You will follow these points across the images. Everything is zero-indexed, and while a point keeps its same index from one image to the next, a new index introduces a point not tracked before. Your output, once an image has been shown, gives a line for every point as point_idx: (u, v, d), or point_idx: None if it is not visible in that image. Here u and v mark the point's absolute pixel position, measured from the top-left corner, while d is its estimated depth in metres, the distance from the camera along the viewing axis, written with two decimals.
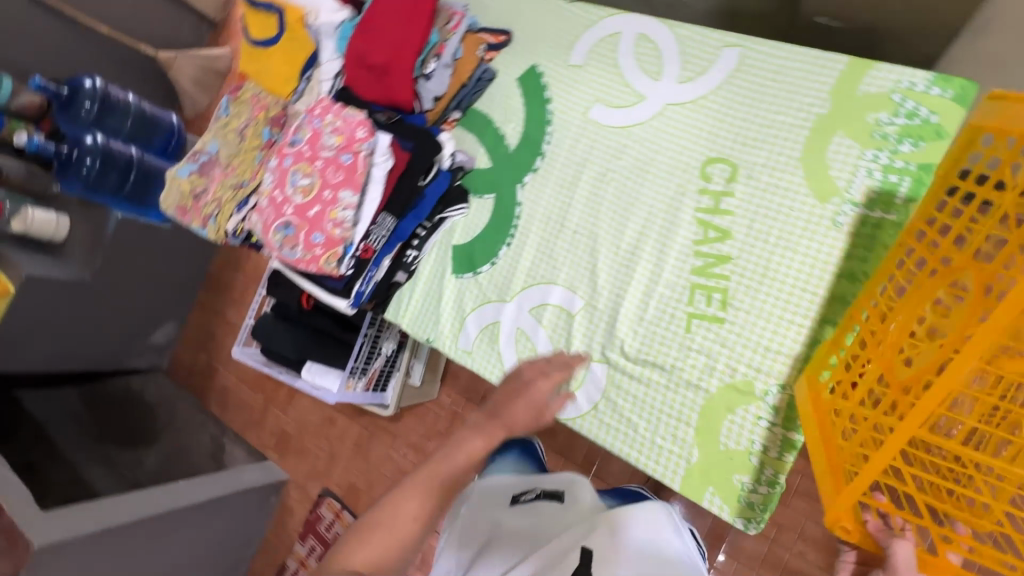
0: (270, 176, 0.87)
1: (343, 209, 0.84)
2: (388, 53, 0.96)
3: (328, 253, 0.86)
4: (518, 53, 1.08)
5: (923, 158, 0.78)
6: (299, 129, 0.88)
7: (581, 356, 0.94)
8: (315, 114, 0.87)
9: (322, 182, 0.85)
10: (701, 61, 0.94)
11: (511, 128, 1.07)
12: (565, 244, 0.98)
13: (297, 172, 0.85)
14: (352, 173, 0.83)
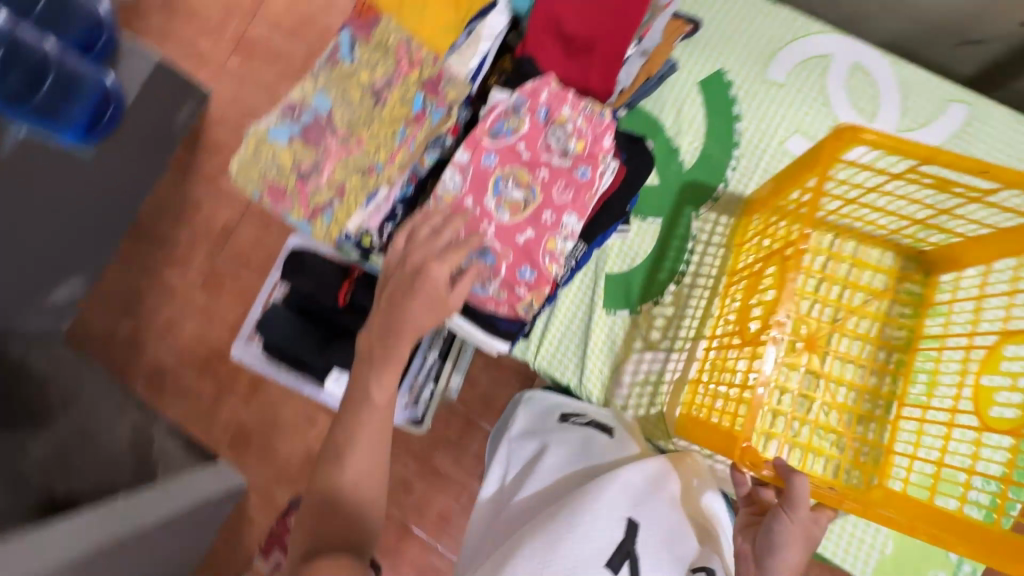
0: (459, 177, 0.63)
1: (567, 240, 0.62)
2: (598, 26, 0.73)
3: (529, 295, 0.64)
4: (705, 50, 0.90)
5: None
6: (507, 117, 0.63)
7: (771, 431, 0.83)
8: (536, 100, 0.63)
9: (541, 201, 0.62)
10: (923, 110, 0.85)
11: (691, 147, 0.90)
12: None
13: (507, 181, 0.63)
14: (585, 196, 0.62)
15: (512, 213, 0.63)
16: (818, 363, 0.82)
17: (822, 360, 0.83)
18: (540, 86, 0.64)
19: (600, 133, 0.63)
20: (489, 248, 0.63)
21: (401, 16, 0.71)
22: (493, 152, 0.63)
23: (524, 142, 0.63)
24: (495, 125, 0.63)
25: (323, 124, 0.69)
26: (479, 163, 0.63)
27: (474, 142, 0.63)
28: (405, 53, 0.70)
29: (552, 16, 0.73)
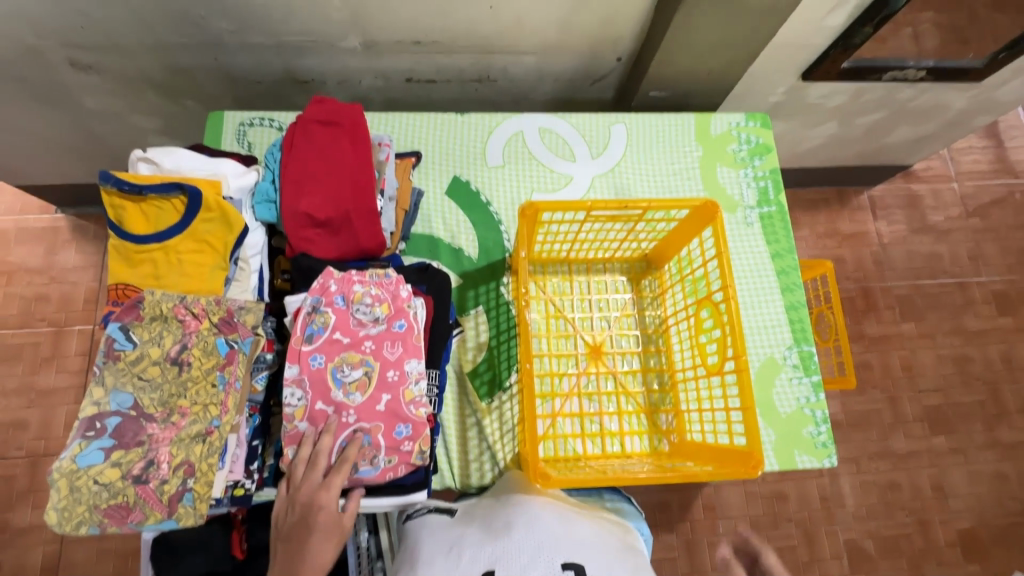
0: (298, 391, 0.66)
1: (419, 382, 0.68)
2: (343, 203, 0.83)
3: (416, 445, 0.68)
4: (434, 168, 1.08)
5: (770, 165, 1.14)
6: (313, 317, 0.68)
7: (636, 408, 1.01)
8: (329, 293, 0.69)
9: (379, 366, 0.67)
10: (599, 139, 1.13)
11: (466, 240, 1.05)
12: (568, 325, 1.03)
13: (342, 368, 0.67)
14: (412, 340, 0.69)
15: (363, 391, 0.67)
16: (605, 365, 1.02)
17: (613, 361, 1.03)
18: (326, 280, 0.71)
19: (395, 287, 0.71)
20: (361, 432, 0.66)
21: (163, 284, 0.72)
22: (316, 352, 0.67)
23: (339, 329, 0.69)
24: (306, 330, 0.68)
25: (134, 419, 0.66)
26: (310, 367, 0.67)
27: (295, 354, 0.67)
28: (184, 312, 0.71)
29: (301, 213, 0.81)
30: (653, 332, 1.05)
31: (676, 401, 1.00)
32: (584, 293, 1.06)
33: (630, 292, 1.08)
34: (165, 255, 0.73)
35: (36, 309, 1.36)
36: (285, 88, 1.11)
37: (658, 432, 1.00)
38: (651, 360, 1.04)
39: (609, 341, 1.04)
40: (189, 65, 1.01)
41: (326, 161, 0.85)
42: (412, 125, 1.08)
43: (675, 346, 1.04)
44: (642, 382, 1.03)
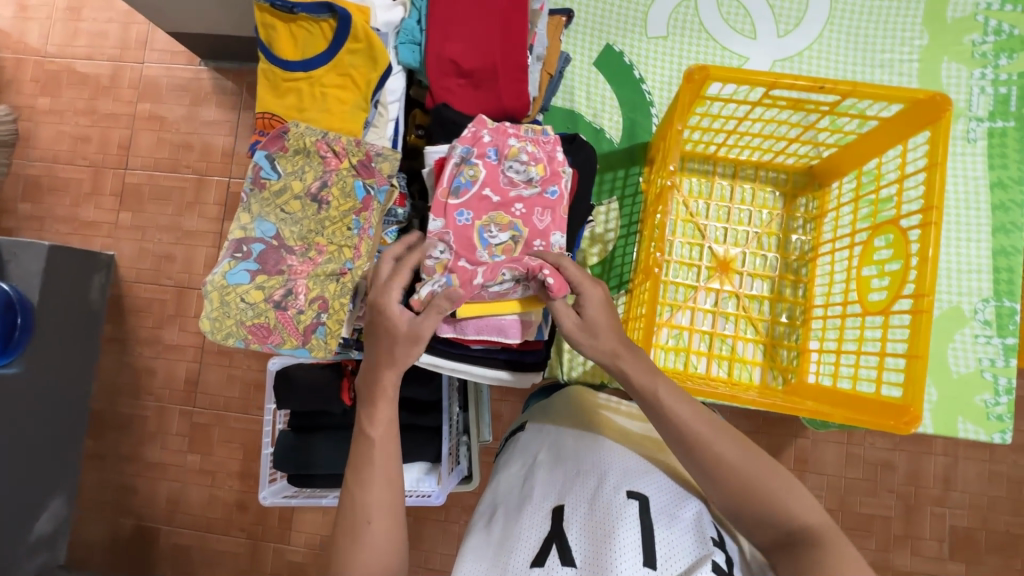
0: (443, 244, 0.62)
1: (565, 257, 0.63)
2: (492, 54, 0.74)
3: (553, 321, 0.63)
4: (585, 31, 0.94)
5: (1020, 68, 0.87)
6: (461, 169, 0.62)
7: (761, 336, 0.90)
8: (481, 144, 0.63)
9: (527, 233, 0.62)
10: (791, 14, 0.92)
11: (607, 121, 0.93)
12: (701, 232, 0.92)
13: (490, 228, 0.62)
14: (563, 211, 0.63)
15: (507, 256, 0.63)
16: (731, 284, 0.91)
17: (739, 281, 0.91)
18: (477, 130, 0.63)
19: (552, 148, 0.63)
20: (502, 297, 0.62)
21: (307, 117, 0.69)
22: (464, 208, 0.62)
23: (488, 186, 0.63)
24: (454, 182, 0.62)
25: (276, 248, 0.67)
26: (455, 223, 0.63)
27: (442, 207, 0.62)
28: (326, 148, 0.68)
29: (446, 60, 0.74)
30: (797, 259, 0.90)
31: (806, 337, 0.88)
32: (725, 199, 0.92)
33: (779, 207, 0.92)
34: (311, 86, 0.69)
35: (179, 157, 1.45)
36: None
37: (775, 367, 0.89)
38: (785, 289, 0.91)
39: (741, 258, 0.91)
40: None
41: (477, 2, 0.75)
42: None
43: (821, 277, 0.89)
44: (769, 310, 0.91)
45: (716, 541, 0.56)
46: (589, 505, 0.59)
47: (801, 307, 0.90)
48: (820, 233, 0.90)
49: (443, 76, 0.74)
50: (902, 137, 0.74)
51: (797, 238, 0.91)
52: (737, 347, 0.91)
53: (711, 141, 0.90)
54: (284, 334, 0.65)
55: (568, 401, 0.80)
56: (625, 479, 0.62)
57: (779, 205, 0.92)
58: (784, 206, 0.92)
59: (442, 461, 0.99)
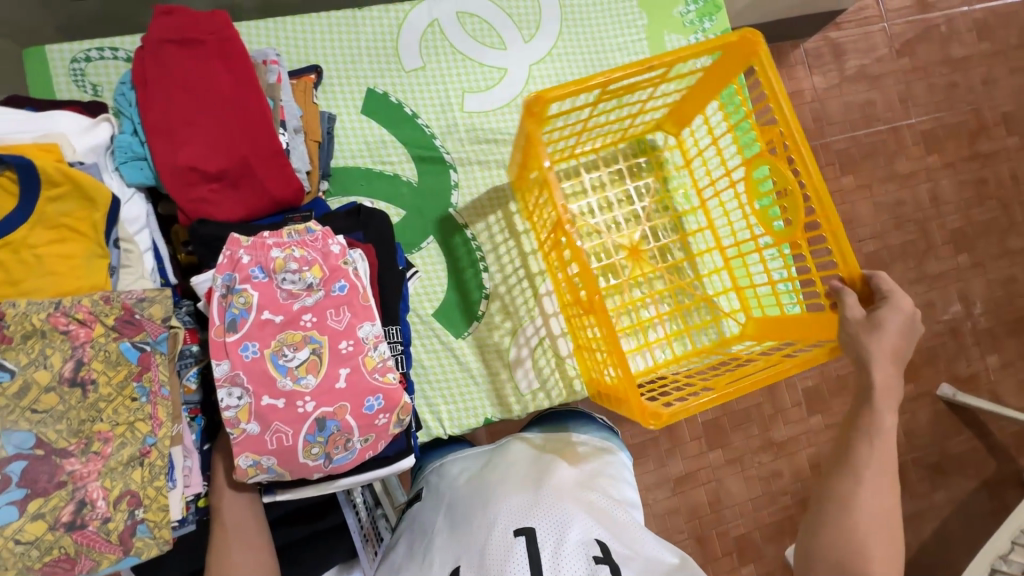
0: (237, 389, 0.55)
1: (379, 346, 0.59)
2: (237, 148, 0.66)
3: (392, 416, 0.59)
4: (341, 79, 0.89)
5: (721, 26, 1.01)
6: (230, 299, 0.56)
7: (691, 303, 0.96)
8: (241, 267, 0.57)
9: (328, 339, 0.58)
10: (529, 19, 0.96)
11: (394, 164, 0.90)
12: (593, 231, 0.94)
13: (283, 351, 0.56)
14: (359, 302, 0.59)
15: (315, 373, 0.57)
16: (647, 265, 0.95)
17: (652, 259, 0.96)
18: (234, 250, 0.58)
19: (324, 245, 0.59)
20: (326, 418, 0.57)
21: (25, 291, 0.56)
22: (247, 340, 0.56)
23: (267, 307, 0.57)
24: (228, 315, 0.56)
25: (43, 459, 0.54)
26: (243, 359, 0.56)
27: (220, 348, 0.55)
28: (65, 320, 0.56)
29: (184, 168, 0.65)
30: (686, 212, 0.97)
31: (731, 279, 0.95)
32: (601, 193, 0.96)
33: (650, 179, 0.98)
34: (16, 253, 0.56)
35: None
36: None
37: (715, 315, 0.96)
38: (691, 247, 0.97)
39: (645, 239, 0.96)
40: None
41: (198, 95, 0.66)
42: (303, 31, 0.87)
43: (715, 223, 0.96)
44: (683, 271, 0.97)
45: (600, 556, 0.58)
46: (482, 556, 0.61)
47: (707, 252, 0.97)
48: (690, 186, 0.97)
49: (188, 185, 0.65)
50: (729, 79, 0.81)
51: (673, 203, 0.98)
52: (678, 316, 0.96)
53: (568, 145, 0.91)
54: (96, 554, 0.54)
55: (464, 453, 0.81)
56: (513, 515, 0.64)
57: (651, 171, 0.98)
58: (653, 171, 0.98)
59: (361, 557, 0.82)
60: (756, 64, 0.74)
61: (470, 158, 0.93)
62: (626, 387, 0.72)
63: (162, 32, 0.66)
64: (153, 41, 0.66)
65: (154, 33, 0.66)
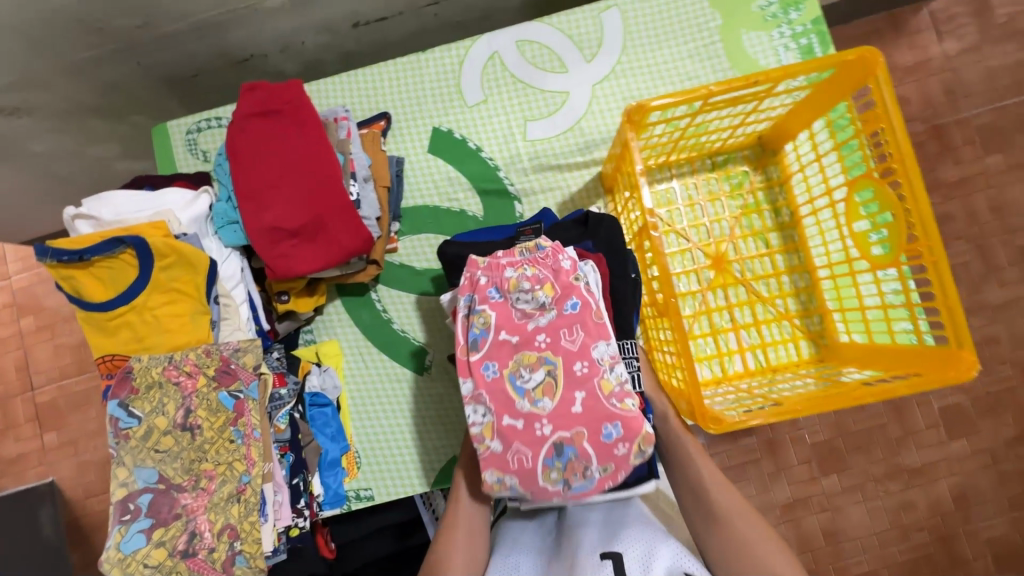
0: (481, 406, 0.62)
1: (613, 368, 0.62)
2: (312, 207, 0.72)
3: (632, 445, 0.60)
4: (411, 121, 0.93)
5: (811, 15, 0.90)
6: (471, 319, 0.64)
7: (766, 320, 0.87)
8: (480, 287, 0.65)
9: (562, 360, 0.62)
10: (590, 37, 0.92)
11: (459, 197, 0.92)
12: (676, 235, 0.89)
13: (521, 372, 0.61)
14: (590, 322, 0.63)
15: (550, 395, 0.61)
16: (734, 278, 0.87)
17: (738, 272, 0.88)
18: (475, 273, 0.65)
19: (554, 262, 0.65)
20: (563, 444, 0.60)
21: (149, 346, 0.66)
22: (488, 359, 0.63)
23: (503, 327, 0.63)
24: (470, 335, 0.64)
25: (165, 493, 0.63)
26: (485, 378, 0.62)
27: (467, 366, 0.63)
28: (176, 372, 0.64)
29: (268, 228, 0.71)
30: (790, 222, 0.87)
31: (824, 301, 0.85)
32: (691, 199, 0.89)
33: (756, 182, 0.89)
34: (140, 315, 0.65)
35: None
36: (212, 69, 1.02)
37: (807, 337, 0.86)
38: (788, 258, 0.87)
39: (732, 248, 0.88)
40: (108, 70, 0.95)
41: (280, 162, 0.73)
42: (373, 81, 0.92)
43: (816, 236, 0.86)
44: (773, 286, 0.88)
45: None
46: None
47: (808, 271, 0.86)
48: (794, 196, 0.87)
49: (273, 245, 0.72)
50: (843, 93, 0.71)
51: (779, 208, 0.88)
52: (764, 333, 0.88)
53: (664, 150, 0.85)
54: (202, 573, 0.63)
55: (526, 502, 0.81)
56: (601, 540, 0.64)
57: (756, 181, 0.88)
58: (752, 184, 0.89)
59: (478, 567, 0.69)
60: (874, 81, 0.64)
61: (535, 189, 0.92)
62: (694, 399, 0.66)
63: (250, 103, 0.74)
64: (245, 112, 0.73)
65: (245, 103, 0.74)
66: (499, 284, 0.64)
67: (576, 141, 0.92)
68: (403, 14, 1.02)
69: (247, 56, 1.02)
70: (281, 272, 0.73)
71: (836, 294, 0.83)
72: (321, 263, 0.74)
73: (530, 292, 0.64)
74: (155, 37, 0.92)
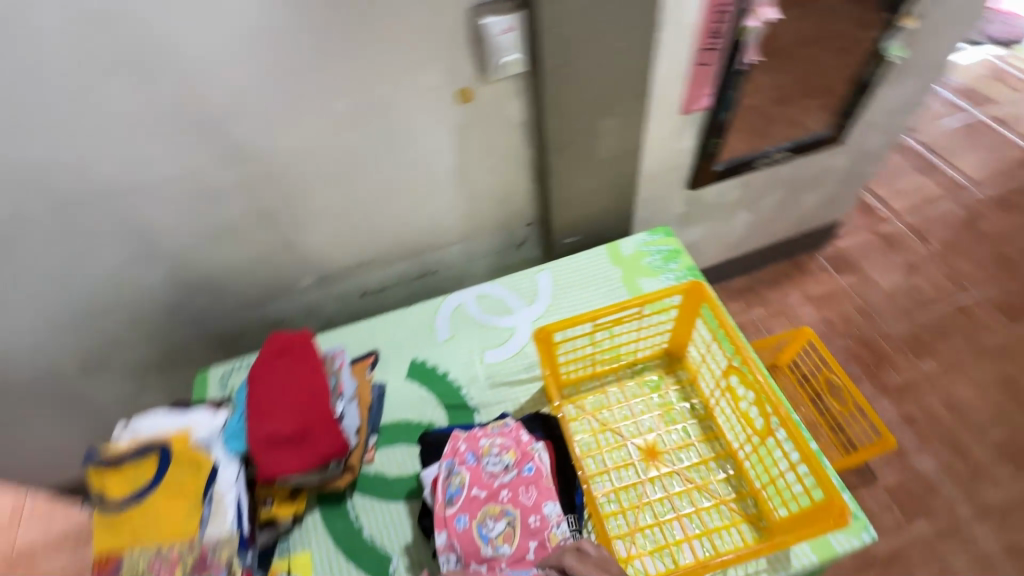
0: (453, 553, 0.78)
1: (560, 524, 0.79)
2: (304, 416, 0.92)
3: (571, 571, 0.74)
4: (393, 355, 1.20)
5: (686, 265, 1.26)
6: (450, 479, 0.83)
7: (705, 506, 0.93)
8: (460, 452, 0.86)
9: (520, 513, 0.80)
10: (528, 289, 1.27)
11: (428, 411, 1.12)
12: (610, 432, 1.03)
13: (487, 522, 0.79)
14: (543, 483, 0.82)
15: (508, 540, 0.78)
16: (666, 465, 0.98)
17: (670, 461, 0.99)
18: (456, 442, 0.87)
19: (516, 435, 0.88)
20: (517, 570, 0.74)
21: (141, 541, 0.79)
22: (461, 511, 0.81)
23: (475, 484, 0.83)
24: (448, 492, 0.82)
25: None
26: (457, 529, 0.79)
27: (444, 519, 0.80)
28: (160, 563, 0.78)
29: (265, 436, 0.89)
30: (704, 413, 1.03)
31: (751, 480, 0.94)
32: (619, 400, 1.07)
33: (670, 384, 1.08)
34: (146, 512, 0.80)
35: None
36: (254, 333, 1.39)
37: (747, 520, 0.91)
38: (712, 445, 1.00)
39: (660, 439, 1.02)
40: (175, 337, 1.32)
41: (286, 384, 0.96)
42: (368, 330, 1.23)
43: (726, 423, 1.01)
44: (706, 472, 0.97)
45: None
46: None
47: (730, 455, 0.98)
48: (702, 391, 1.06)
49: (266, 449, 0.89)
50: (698, 311, 1.02)
51: (692, 402, 1.05)
52: (706, 519, 0.93)
53: (587, 362, 1.08)
54: None
55: None
56: None
57: (669, 382, 1.08)
58: (666, 385, 1.08)
59: None
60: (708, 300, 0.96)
61: (490, 401, 1.11)
62: None
63: (273, 344, 1.01)
64: (268, 349, 1.00)
65: (269, 344, 1.01)
66: (471, 452, 0.86)
67: (522, 362, 1.16)
68: (395, 286, 1.43)
69: (279, 321, 1.39)
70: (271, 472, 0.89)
71: (757, 472, 0.94)
72: (306, 463, 0.90)
73: (498, 456, 0.85)
74: (215, 313, 1.30)
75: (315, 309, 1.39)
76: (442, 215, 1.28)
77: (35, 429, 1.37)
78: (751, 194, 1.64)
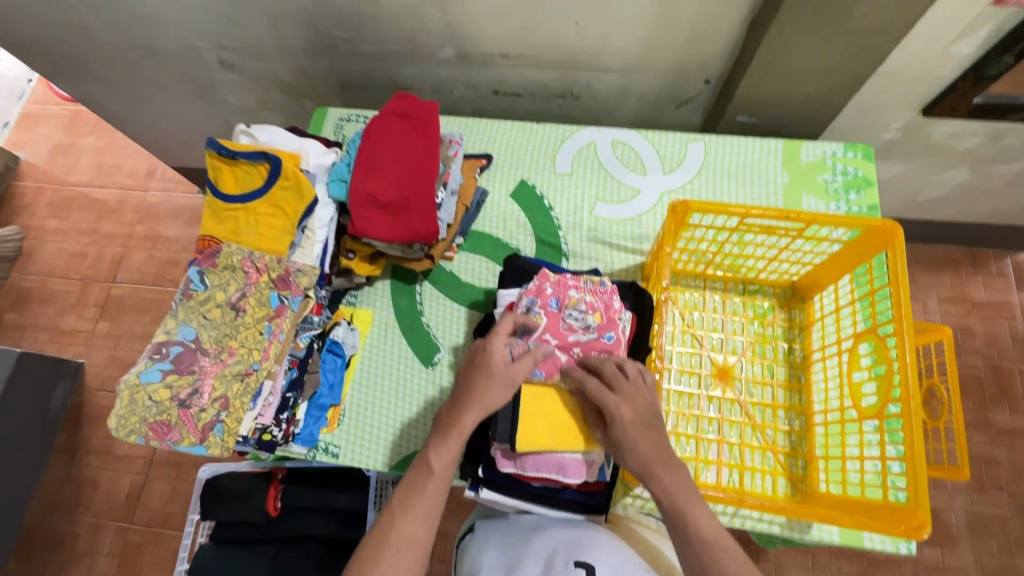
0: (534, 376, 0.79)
1: None
2: (405, 189, 0.88)
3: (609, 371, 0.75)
4: (506, 167, 1.11)
5: (868, 201, 1.03)
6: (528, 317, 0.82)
7: (754, 446, 0.88)
8: (544, 294, 0.83)
9: None
10: (674, 155, 1.09)
11: (520, 236, 1.07)
12: (691, 337, 0.95)
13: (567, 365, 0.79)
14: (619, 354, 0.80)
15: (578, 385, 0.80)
16: (732, 391, 0.91)
17: (738, 390, 0.92)
18: (542, 284, 0.84)
19: (608, 298, 0.83)
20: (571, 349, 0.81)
21: (240, 238, 0.83)
22: (539, 350, 0.80)
23: (551, 332, 0.81)
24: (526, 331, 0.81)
25: (191, 350, 0.79)
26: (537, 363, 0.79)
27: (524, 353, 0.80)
28: (250, 264, 0.81)
29: (366, 194, 0.88)
30: (800, 363, 0.92)
31: (813, 446, 0.87)
32: (716, 310, 0.97)
33: (777, 318, 0.96)
34: (248, 214, 0.83)
35: (18, 263, 1.96)
36: (378, 88, 1.33)
37: (787, 476, 0.87)
38: (790, 396, 0.91)
39: (740, 366, 0.93)
40: (305, 63, 1.28)
41: (398, 150, 0.91)
42: (489, 130, 1.13)
43: (819, 384, 0.90)
44: (771, 417, 0.90)
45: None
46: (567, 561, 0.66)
47: (804, 414, 0.89)
48: (810, 341, 0.93)
49: (363, 206, 0.88)
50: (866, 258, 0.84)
51: (792, 347, 0.94)
52: (748, 456, 0.88)
53: (702, 258, 0.96)
54: (187, 423, 0.76)
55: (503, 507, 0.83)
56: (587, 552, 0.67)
57: (778, 316, 0.96)
58: (773, 318, 0.96)
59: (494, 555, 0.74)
60: (892, 249, 0.77)
61: (582, 255, 1.05)
62: None
63: (396, 102, 0.94)
64: (389, 108, 0.94)
65: (393, 102, 0.94)
66: (557, 298, 0.83)
67: (632, 229, 1.05)
68: (531, 95, 1.28)
69: (405, 87, 1.31)
70: (359, 230, 0.88)
71: (825, 442, 0.86)
72: (395, 235, 0.89)
73: (584, 312, 0.82)
74: (346, 53, 1.23)
75: (443, 87, 1.29)
76: (617, 31, 1.05)
77: (174, 100, 1.47)
78: (992, 152, 1.26)
